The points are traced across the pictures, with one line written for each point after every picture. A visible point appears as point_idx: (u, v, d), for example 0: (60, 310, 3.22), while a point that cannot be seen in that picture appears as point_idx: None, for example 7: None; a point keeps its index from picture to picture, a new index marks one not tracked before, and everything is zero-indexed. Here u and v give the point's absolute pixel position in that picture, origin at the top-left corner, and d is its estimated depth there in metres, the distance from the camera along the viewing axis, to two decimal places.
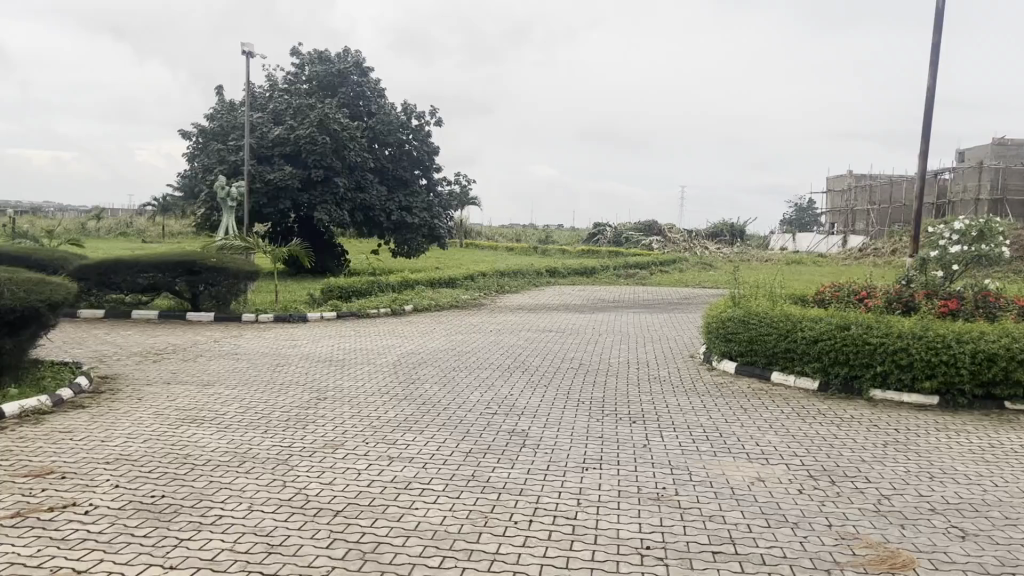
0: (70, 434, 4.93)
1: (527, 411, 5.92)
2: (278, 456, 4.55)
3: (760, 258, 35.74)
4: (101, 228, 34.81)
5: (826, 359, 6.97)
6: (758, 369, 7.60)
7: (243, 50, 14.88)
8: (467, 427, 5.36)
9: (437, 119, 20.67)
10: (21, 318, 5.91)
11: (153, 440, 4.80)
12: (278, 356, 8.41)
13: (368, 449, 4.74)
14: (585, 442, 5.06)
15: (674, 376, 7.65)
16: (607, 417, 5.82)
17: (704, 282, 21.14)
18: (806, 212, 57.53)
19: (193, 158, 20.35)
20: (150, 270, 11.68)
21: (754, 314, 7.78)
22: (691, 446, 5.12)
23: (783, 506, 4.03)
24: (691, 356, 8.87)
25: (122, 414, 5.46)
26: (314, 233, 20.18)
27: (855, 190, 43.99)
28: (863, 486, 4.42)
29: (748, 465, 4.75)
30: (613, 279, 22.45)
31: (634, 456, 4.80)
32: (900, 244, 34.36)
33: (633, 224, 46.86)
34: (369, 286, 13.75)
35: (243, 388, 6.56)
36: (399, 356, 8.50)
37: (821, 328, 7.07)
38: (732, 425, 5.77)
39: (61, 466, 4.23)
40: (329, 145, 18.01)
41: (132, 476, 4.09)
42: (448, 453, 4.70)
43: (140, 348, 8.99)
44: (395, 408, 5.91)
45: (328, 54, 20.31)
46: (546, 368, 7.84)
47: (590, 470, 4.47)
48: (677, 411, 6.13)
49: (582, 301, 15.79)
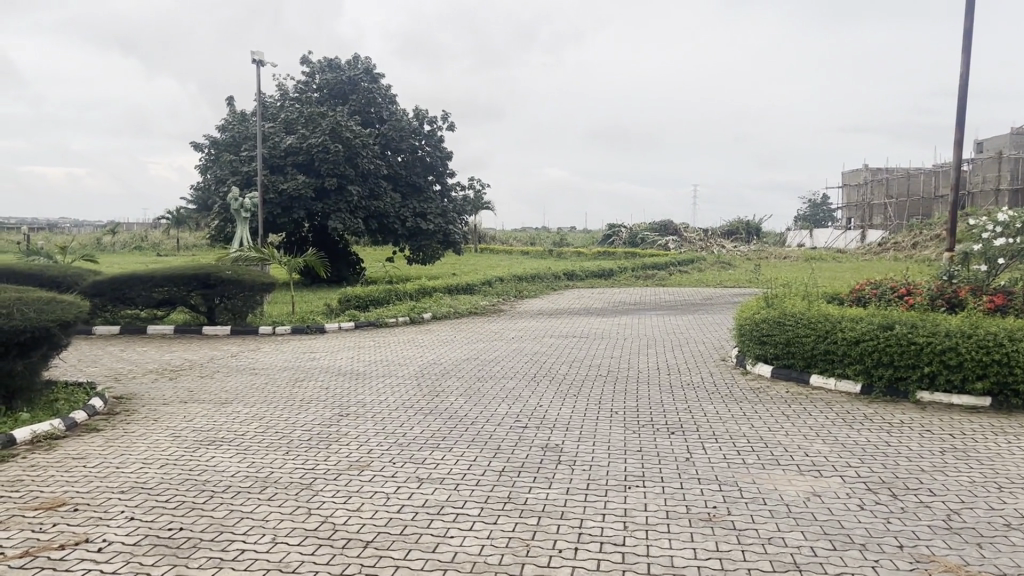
0: (85, 461, 4.70)
1: (558, 424, 5.64)
2: (301, 480, 4.31)
3: (778, 255, 35.30)
4: (116, 243, 34.88)
5: (869, 361, 6.65)
6: (795, 372, 7.30)
7: (254, 59, 14.67)
8: (497, 443, 5.09)
9: (449, 123, 20.47)
10: (32, 339, 5.69)
11: (170, 465, 4.56)
12: (297, 370, 8.19)
13: (397, 470, 4.49)
14: (624, 457, 4.78)
15: (706, 382, 7.33)
16: (643, 428, 5.53)
17: (725, 282, 20.73)
18: (820, 207, 57.03)
19: (206, 170, 20.24)
20: (163, 284, 11.50)
21: (790, 315, 7.49)
22: (737, 458, 4.83)
23: (846, 525, 3.74)
24: (723, 359, 8.54)
25: (139, 438, 5.24)
26: (330, 242, 20.00)
27: (872, 184, 43.43)
28: (929, 500, 4.12)
29: (800, 478, 4.45)
30: (631, 280, 22.13)
31: (678, 471, 4.51)
32: (921, 238, 33.78)
33: (648, 224, 46.49)
34: (386, 294, 13.52)
35: (263, 405, 6.32)
36: (422, 367, 8.24)
37: (861, 328, 6.77)
38: (776, 434, 5.46)
39: (74, 497, 3.99)
40: (342, 153, 17.84)
41: (148, 506, 3.84)
42: (480, 473, 4.44)
43: (156, 365, 8.79)
44: (420, 424, 5.65)
45: (339, 62, 20.18)
46: (575, 376, 7.57)
47: (633, 488, 4.19)
48: (716, 420, 5.82)
49: (603, 304, 15.48)
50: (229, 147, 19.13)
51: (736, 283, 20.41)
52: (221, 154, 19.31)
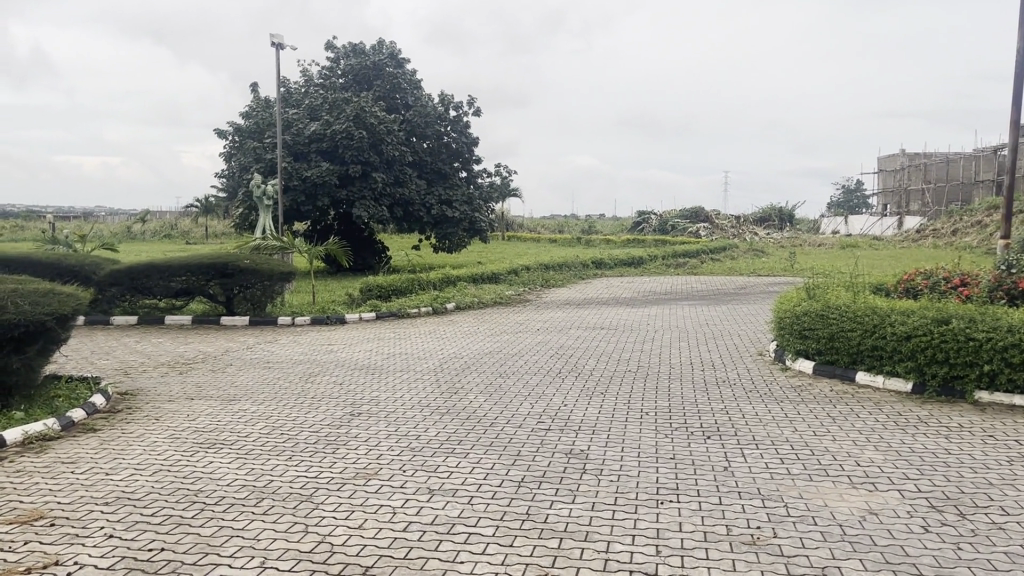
0: (74, 466, 4.38)
1: (584, 426, 5.23)
2: (302, 491, 3.94)
3: (812, 243, 34.35)
4: (147, 231, 35.05)
5: (920, 357, 6.13)
6: (840, 369, 6.81)
7: (274, 43, 14.30)
8: (517, 449, 4.69)
9: (475, 108, 20.01)
10: (27, 332, 5.41)
11: (163, 472, 4.21)
12: (313, 364, 7.85)
13: (406, 479, 4.10)
14: (656, 466, 4.36)
15: (744, 379, 6.86)
16: (676, 432, 5.10)
17: (759, 271, 20.09)
18: (854, 194, 55.81)
19: (231, 158, 20.05)
20: (180, 273, 11.23)
21: (833, 308, 7.00)
22: (780, 468, 4.38)
23: (912, 552, 3.27)
24: (761, 354, 8.06)
25: (135, 439, 4.92)
26: (354, 229, 19.71)
27: (909, 169, 42.27)
28: (1002, 521, 3.64)
29: (854, 493, 3.98)
30: (661, 269, 21.55)
31: (716, 483, 4.08)
32: (961, 224, 32.66)
33: (679, 211, 45.73)
34: (409, 284, 13.16)
35: (270, 403, 5.97)
36: (442, 361, 7.86)
37: (913, 322, 6.25)
38: (823, 440, 4.98)
39: (54, 510, 3.67)
40: (366, 140, 17.49)
41: (130, 521, 3.51)
42: (496, 483, 4.05)
43: (169, 357, 8.51)
44: (435, 426, 5.25)
45: (363, 46, 19.81)
46: (602, 372, 7.15)
47: (665, 504, 3.77)
48: (755, 423, 5.37)
49: (632, 293, 14.98)
50: (252, 135, 18.87)
51: (770, 272, 19.73)
52: (244, 141, 19.05)
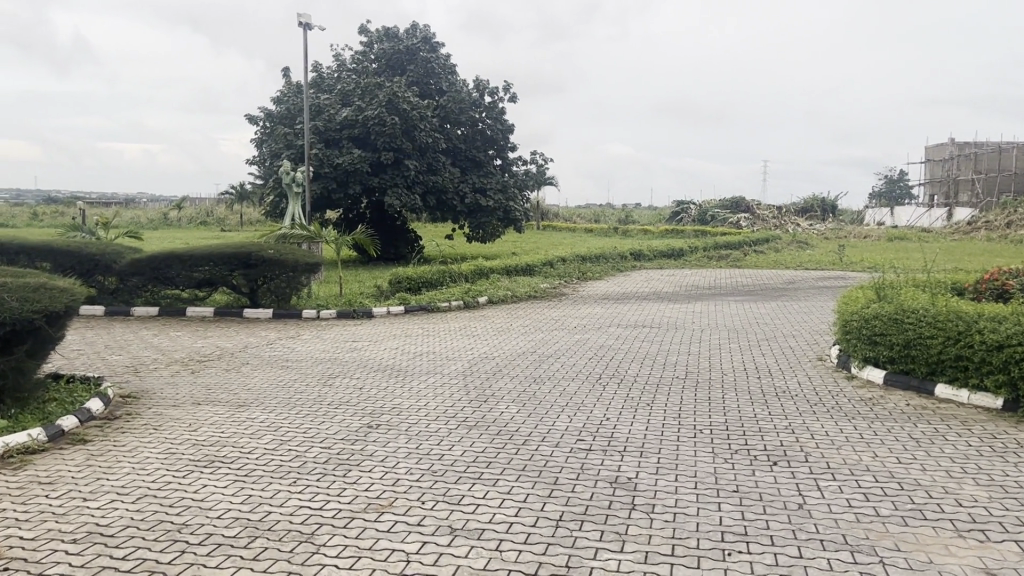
0: (51, 488, 3.85)
1: (629, 447, 4.57)
2: (303, 528, 3.36)
3: (858, 235, 33.29)
4: (182, 218, 34.88)
5: (1015, 370, 5.36)
6: (916, 380, 6.06)
7: (302, 24, 13.70)
8: (553, 475, 4.06)
9: (512, 94, 19.34)
10: (15, 333, 4.91)
11: (148, 500, 3.67)
12: (334, 364, 7.32)
13: (425, 514, 3.51)
14: (718, 502, 3.71)
15: (806, 390, 6.15)
16: (737, 456, 4.45)
17: (805, 264, 19.18)
18: (897, 184, 54.19)
19: (262, 143, 19.61)
20: (202, 264, 10.80)
21: (910, 310, 6.26)
22: (867, 507, 3.70)
23: None
24: (821, 360, 7.34)
25: (125, 455, 4.38)
26: (385, 217, 19.20)
27: (958, 159, 40.75)
28: None
29: (962, 545, 3.30)
30: (702, 261, 20.73)
31: (791, 528, 3.43)
32: (1016, 216, 31.22)
33: (719, 200, 44.58)
34: (440, 276, 12.56)
35: (281, 412, 5.41)
36: (472, 363, 7.26)
37: (1006, 329, 5.48)
38: (911, 469, 4.28)
39: (13, 549, 3.13)
40: (399, 126, 16.89)
41: (95, 568, 2.95)
42: (531, 522, 3.43)
43: (184, 353, 8.04)
44: (462, 443, 4.65)
45: (396, 30, 19.21)
46: (649, 379, 6.46)
47: (734, 557, 3.13)
48: (827, 446, 4.68)
49: (673, 287, 14.27)
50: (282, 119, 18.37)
51: (818, 265, 18.81)
52: (275, 127, 18.59)
